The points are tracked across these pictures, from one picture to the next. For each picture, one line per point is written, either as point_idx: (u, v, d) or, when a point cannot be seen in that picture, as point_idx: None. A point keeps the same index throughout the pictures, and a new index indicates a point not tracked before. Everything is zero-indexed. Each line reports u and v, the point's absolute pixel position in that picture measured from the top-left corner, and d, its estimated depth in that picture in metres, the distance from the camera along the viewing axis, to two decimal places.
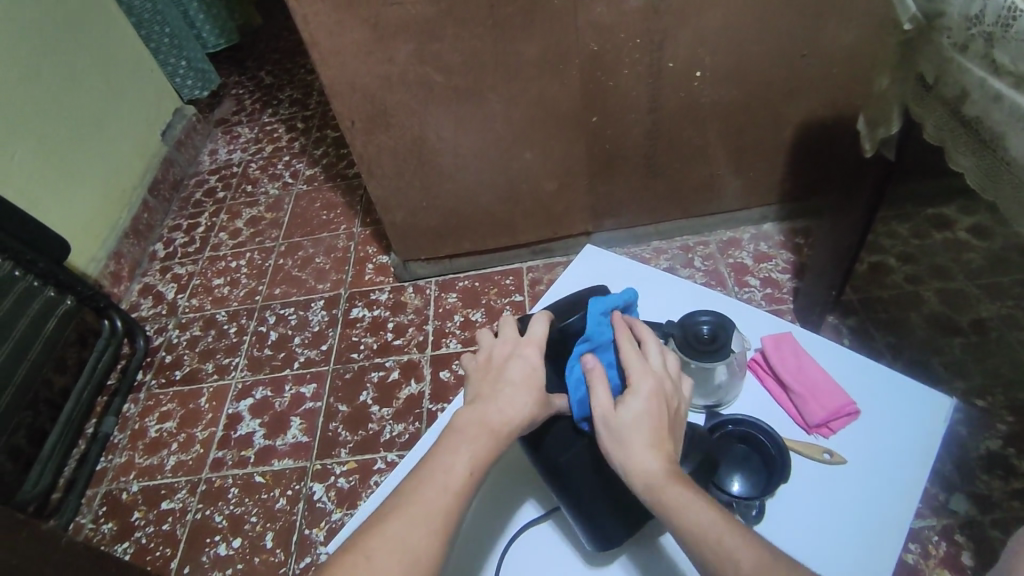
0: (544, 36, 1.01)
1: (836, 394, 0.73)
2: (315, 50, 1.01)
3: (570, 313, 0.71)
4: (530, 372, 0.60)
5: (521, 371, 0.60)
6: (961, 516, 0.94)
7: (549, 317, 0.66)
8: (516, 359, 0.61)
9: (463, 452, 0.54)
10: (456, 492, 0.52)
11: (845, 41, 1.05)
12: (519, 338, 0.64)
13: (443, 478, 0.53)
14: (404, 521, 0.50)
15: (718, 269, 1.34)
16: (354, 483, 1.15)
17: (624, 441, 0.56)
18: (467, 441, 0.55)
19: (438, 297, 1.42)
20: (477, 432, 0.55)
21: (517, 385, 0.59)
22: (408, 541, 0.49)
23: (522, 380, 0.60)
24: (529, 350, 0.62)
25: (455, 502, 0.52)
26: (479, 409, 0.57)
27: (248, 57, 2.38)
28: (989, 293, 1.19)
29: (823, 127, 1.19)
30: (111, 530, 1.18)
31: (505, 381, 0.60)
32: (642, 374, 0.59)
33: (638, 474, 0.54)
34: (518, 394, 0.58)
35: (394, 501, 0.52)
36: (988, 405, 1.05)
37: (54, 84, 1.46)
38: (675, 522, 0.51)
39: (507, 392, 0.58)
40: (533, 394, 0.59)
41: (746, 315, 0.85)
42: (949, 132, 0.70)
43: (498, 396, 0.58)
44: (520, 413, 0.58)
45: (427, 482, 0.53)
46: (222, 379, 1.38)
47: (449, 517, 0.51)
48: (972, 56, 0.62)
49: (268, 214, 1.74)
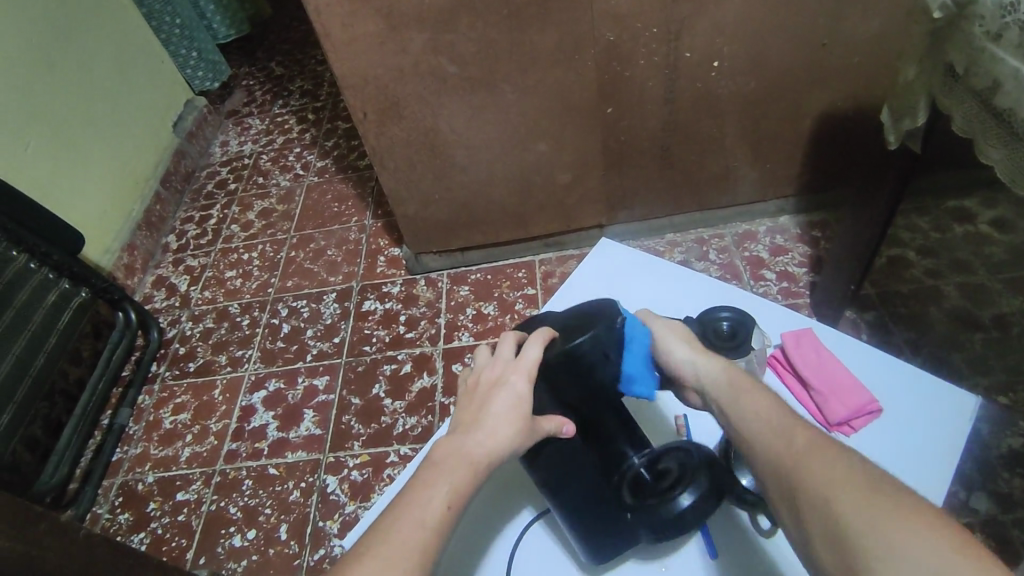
0: (560, 27, 1.00)
1: (857, 391, 0.72)
2: (327, 42, 1.00)
3: (576, 333, 0.61)
4: (516, 404, 0.58)
5: (505, 402, 0.58)
6: (981, 515, 0.93)
7: (549, 336, 0.61)
8: (503, 388, 0.59)
9: (441, 485, 0.53)
10: (435, 526, 0.51)
11: (867, 31, 1.03)
12: (511, 360, 0.61)
13: (420, 512, 0.51)
14: (376, 559, 0.49)
15: (733, 263, 1.32)
16: (367, 476, 1.16)
17: (684, 346, 0.62)
18: (445, 475, 0.53)
19: (450, 290, 1.41)
20: (456, 465, 0.54)
21: (500, 418, 0.57)
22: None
23: (504, 412, 0.57)
24: (518, 377, 0.59)
25: (432, 538, 0.50)
26: (458, 440, 0.56)
27: (259, 48, 2.37)
28: (1012, 287, 1.17)
29: (843, 118, 1.17)
30: (127, 520, 1.19)
31: (487, 412, 0.57)
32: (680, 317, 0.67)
33: (699, 369, 0.59)
34: (498, 429, 0.56)
35: (369, 538, 0.51)
36: (1010, 402, 1.03)
37: (66, 77, 1.46)
38: (739, 402, 0.54)
39: (489, 425, 0.56)
40: (516, 427, 0.57)
41: (766, 312, 0.83)
42: (979, 124, 0.68)
43: (478, 430, 0.56)
44: (508, 442, 0.56)
45: (404, 515, 0.51)
46: (235, 371, 1.38)
47: (425, 554, 0.49)
48: (1006, 46, 0.60)
49: (280, 206, 1.74)
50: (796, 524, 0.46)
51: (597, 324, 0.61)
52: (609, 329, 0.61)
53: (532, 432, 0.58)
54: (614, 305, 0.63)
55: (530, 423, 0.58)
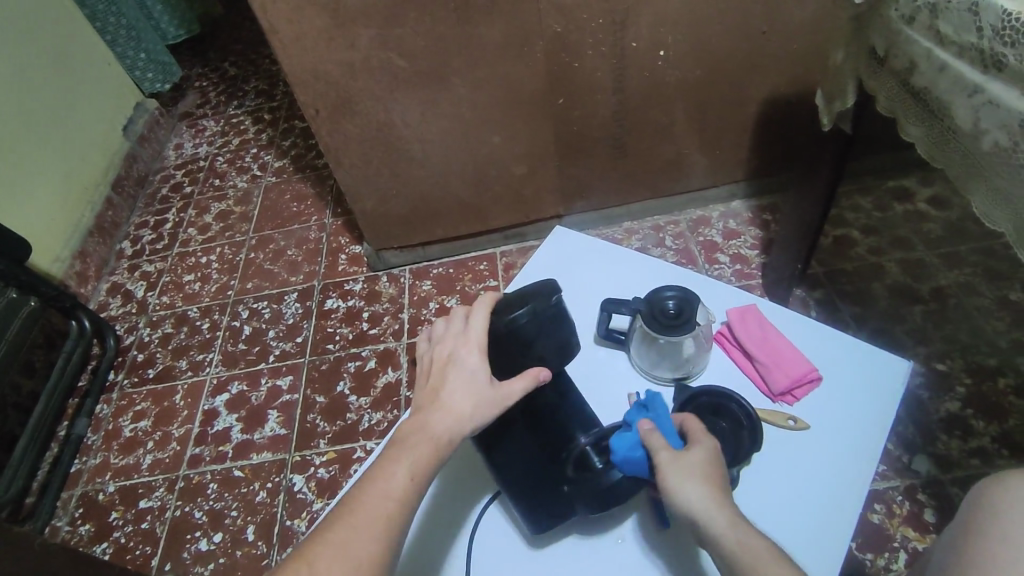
0: (508, 20, 1.01)
1: (799, 362, 0.75)
2: (275, 38, 1.00)
3: (515, 306, 0.63)
4: (472, 376, 0.59)
5: (461, 378, 0.59)
6: (923, 476, 0.98)
7: (492, 311, 0.64)
8: (455, 365, 0.60)
9: (403, 462, 0.54)
10: (403, 493, 0.53)
11: (803, 17, 1.07)
12: (460, 333, 0.63)
13: (384, 485, 0.53)
14: (347, 529, 0.51)
15: (689, 247, 1.36)
16: (334, 473, 1.16)
17: (701, 479, 0.55)
18: (409, 446, 0.55)
19: (413, 285, 1.42)
20: (420, 439, 0.56)
21: (456, 394, 0.58)
22: (351, 547, 0.50)
23: (460, 387, 0.58)
24: (469, 353, 0.61)
25: (400, 506, 0.52)
26: (423, 418, 0.57)
27: (210, 48, 2.33)
28: (948, 261, 1.23)
29: (786, 103, 1.21)
30: (89, 531, 1.17)
31: (443, 390, 0.59)
32: (706, 433, 0.60)
33: (717, 516, 0.53)
34: (459, 403, 0.57)
35: (338, 510, 0.53)
36: (947, 368, 1.09)
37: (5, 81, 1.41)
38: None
39: (445, 402, 0.58)
40: (477, 398, 0.58)
41: (713, 290, 0.86)
42: (899, 104, 0.72)
43: (438, 406, 0.57)
44: (469, 414, 0.57)
45: (369, 487, 0.53)
46: (196, 375, 1.36)
47: (394, 519, 0.52)
48: (919, 28, 0.64)
49: (237, 208, 1.71)
50: None
51: (534, 299, 0.64)
52: (546, 305, 0.64)
53: (496, 399, 0.58)
54: (553, 284, 0.66)
55: (490, 392, 0.59)
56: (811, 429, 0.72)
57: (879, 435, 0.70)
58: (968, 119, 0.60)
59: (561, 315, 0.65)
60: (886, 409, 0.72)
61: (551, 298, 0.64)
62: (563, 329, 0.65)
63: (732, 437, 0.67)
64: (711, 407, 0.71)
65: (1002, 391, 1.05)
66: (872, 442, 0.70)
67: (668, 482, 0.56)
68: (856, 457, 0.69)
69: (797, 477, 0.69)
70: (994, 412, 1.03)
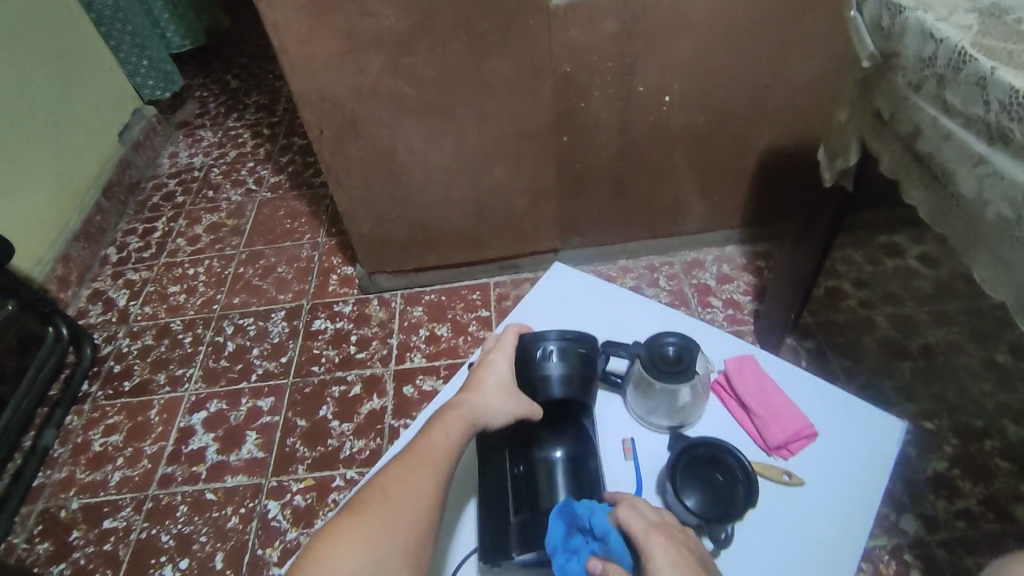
0: (518, 55, 1.02)
1: (795, 416, 0.74)
2: (284, 58, 1.00)
3: (537, 342, 0.74)
4: (500, 376, 0.71)
5: (492, 376, 0.71)
6: (910, 536, 0.98)
7: (519, 331, 0.76)
8: (489, 366, 0.72)
9: (446, 426, 0.65)
10: (446, 449, 0.64)
11: (807, 73, 1.09)
12: (495, 347, 0.75)
13: (432, 442, 0.64)
14: (403, 471, 0.62)
15: (682, 289, 1.36)
16: (311, 501, 1.12)
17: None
18: (449, 415, 0.67)
19: (403, 310, 1.40)
20: (459, 413, 0.67)
21: (487, 388, 0.69)
22: (407, 485, 0.60)
23: (491, 382, 0.70)
24: (501, 355, 0.73)
25: (443, 459, 0.63)
26: (461, 400, 0.68)
27: (214, 60, 2.33)
28: (936, 319, 1.25)
29: (785, 154, 1.23)
30: (47, 550, 1.11)
31: (478, 383, 0.70)
32: (653, 539, 0.57)
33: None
34: (490, 393, 0.69)
35: (394, 461, 0.64)
36: (935, 427, 1.09)
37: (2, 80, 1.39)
38: None
39: (480, 393, 0.69)
40: (503, 394, 0.69)
41: (711, 337, 0.86)
42: (903, 166, 0.73)
43: (471, 394, 0.69)
44: (497, 403, 0.68)
45: (419, 444, 0.64)
46: (174, 391, 1.32)
47: (440, 469, 0.62)
48: (925, 95, 0.65)
49: (230, 221, 1.69)
50: None
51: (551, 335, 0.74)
52: (559, 340, 0.73)
53: (520, 397, 0.70)
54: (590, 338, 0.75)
55: (515, 392, 0.71)
56: (805, 487, 0.71)
57: (874, 495, 0.70)
58: (972, 188, 0.61)
59: (549, 361, 0.72)
60: (880, 473, 0.71)
61: (534, 353, 0.73)
62: (550, 375, 0.71)
63: (725, 494, 0.67)
64: (707, 459, 0.70)
65: (988, 453, 1.05)
66: (867, 503, 0.69)
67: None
68: (852, 517, 0.69)
69: (792, 534, 0.68)
70: (979, 473, 1.03)
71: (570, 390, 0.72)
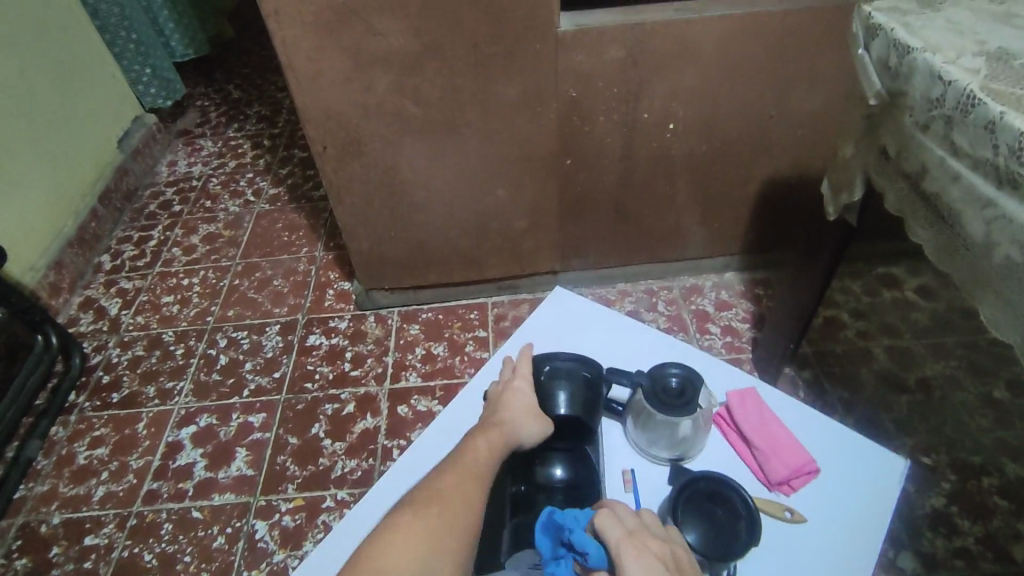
0: (525, 78, 1.02)
1: (797, 452, 0.73)
2: (291, 74, 0.99)
3: (542, 364, 0.77)
4: (528, 397, 0.72)
5: (520, 396, 0.72)
6: (907, 574, 0.97)
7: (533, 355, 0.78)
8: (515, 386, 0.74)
9: (486, 441, 0.67)
10: (487, 464, 0.65)
11: (810, 106, 1.10)
12: (512, 370, 0.77)
13: (473, 456, 0.65)
14: (452, 478, 0.62)
15: (681, 315, 1.36)
16: (300, 522, 1.10)
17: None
18: (481, 434, 0.68)
19: (400, 328, 1.39)
20: (496, 429, 0.68)
21: (518, 408, 0.71)
22: (457, 492, 0.61)
23: (519, 402, 0.72)
24: (521, 375, 0.75)
25: (486, 472, 0.64)
26: (494, 419, 0.69)
27: (217, 69, 2.33)
28: (934, 352, 1.25)
29: (787, 184, 1.24)
30: (25, 566, 1.08)
31: (509, 403, 0.71)
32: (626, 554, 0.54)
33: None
34: (519, 411, 0.70)
35: (437, 471, 0.64)
36: (933, 462, 1.09)
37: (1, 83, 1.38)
38: None
39: (512, 412, 0.70)
40: (533, 414, 0.71)
41: (714, 368, 0.85)
42: (909, 205, 0.73)
43: (499, 414, 0.70)
44: (528, 421, 0.70)
45: (462, 456, 0.65)
46: (163, 404, 1.30)
47: (483, 482, 0.63)
48: (932, 135, 0.66)
49: (227, 231, 1.68)
50: None
51: (556, 356, 0.77)
52: (565, 361, 0.76)
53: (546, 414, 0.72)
54: (590, 360, 0.77)
55: (541, 409, 0.72)
56: (808, 525, 0.70)
57: (877, 534, 0.69)
58: (980, 231, 0.62)
59: (555, 379, 0.74)
60: (882, 513, 0.70)
61: (540, 371, 0.76)
62: (557, 393, 0.73)
63: (727, 530, 0.66)
64: (709, 493, 0.69)
65: (986, 490, 1.05)
66: (870, 543, 0.68)
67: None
68: (856, 556, 0.67)
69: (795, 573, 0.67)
70: (977, 511, 1.02)
71: (573, 407, 0.73)
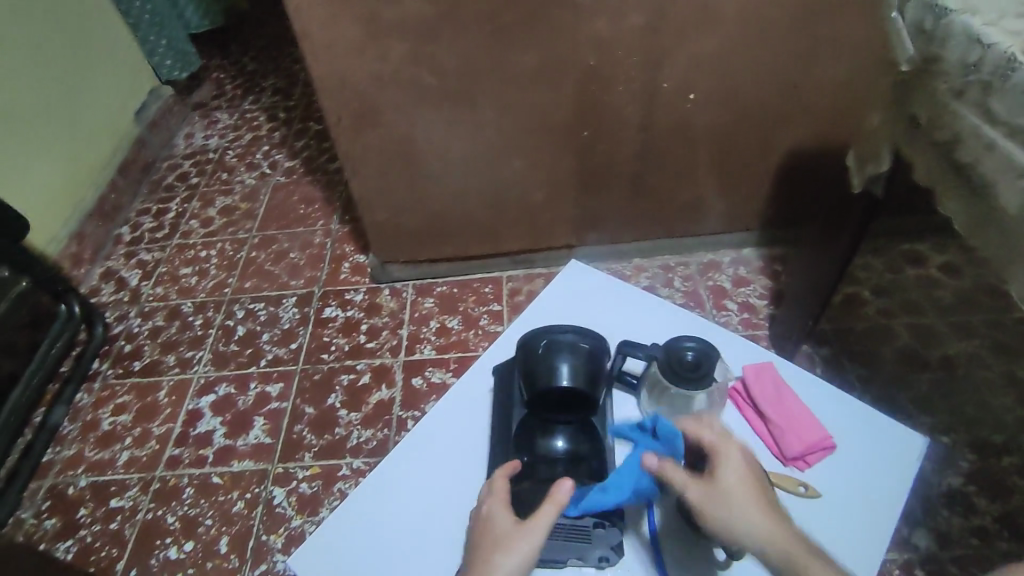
0: (543, 47, 1.00)
1: (814, 428, 0.73)
2: (306, 43, 0.98)
3: (538, 339, 0.73)
4: (501, 527, 0.60)
5: (494, 529, 0.60)
6: (922, 551, 0.96)
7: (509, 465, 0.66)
8: (489, 516, 0.62)
9: None
10: None
11: (837, 74, 1.07)
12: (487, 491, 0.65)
13: None
14: None
15: (697, 291, 1.34)
16: (317, 489, 1.12)
17: (739, 504, 0.56)
18: None
19: (415, 301, 1.39)
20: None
21: (493, 547, 0.58)
22: None
23: (493, 537, 0.59)
24: (494, 497, 0.63)
25: None
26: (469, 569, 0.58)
27: (232, 41, 2.32)
28: (957, 330, 1.22)
29: (809, 157, 1.21)
30: (54, 526, 1.12)
31: (483, 544, 0.59)
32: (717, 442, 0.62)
33: (769, 543, 0.54)
34: (491, 551, 0.58)
35: None
36: (952, 441, 1.07)
37: (14, 53, 1.37)
38: None
39: (486, 554, 0.58)
40: (507, 547, 0.58)
41: (728, 343, 0.84)
42: (939, 177, 0.71)
43: (474, 557, 0.59)
44: (503, 560, 0.57)
45: None
46: (183, 373, 1.32)
47: None
48: (967, 103, 0.63)
49: (243, 204, 1.69)
50: None
51: (552, 331, 0.74)
52: (564, 335, 0.73)
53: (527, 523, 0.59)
54: (590, 334, 0.74)
55: (517, 528, 0.59)
56: (821, 500, 0.69)
57: (892, 511, 0.68)
58: (1015, 203, 0.59)
59: (555, 352, 0.71)
60: (897, 492, 0.70)
61: (537, 345, 0.73)
62: (558, 365, 0.71)
63: None
64: None
65: (1005, 469, 1.03)
66: (885, 518, 0.68)
67: (710, 518, 0.57)
68: (870, 532, 0.67)
69: None
70: (996, 490, 1.01)
71: (576, 379, 0.70)
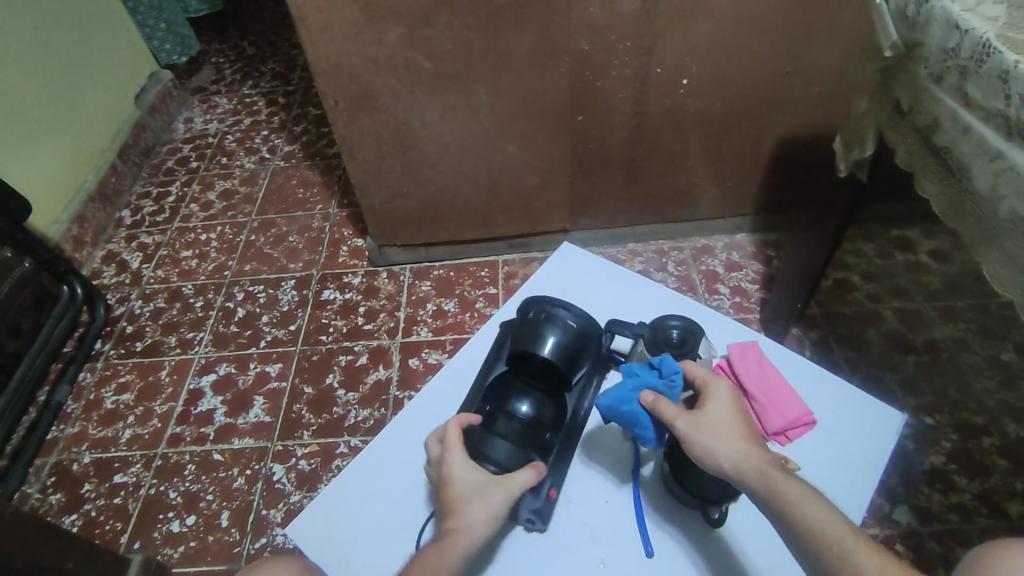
0: (537, 31, 1.01)
1: (795, 404, 0.75)
2: (303, 27, 0.99)
3: (531, 309, 0.76)
4: (473, 481, 0.64)
5: (465, 485, 0.63)
6: (902, 527, 0.99)
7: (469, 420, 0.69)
8: (455, 471, 0.65)
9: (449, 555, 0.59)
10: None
11: (829, 60, 1.08)
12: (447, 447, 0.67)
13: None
14: None
15: (690, 275, 1.36)
16: (315, 466, 1.14)
17: (722, 433, 0.60)
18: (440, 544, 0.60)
19: (412, 284, 1.41)
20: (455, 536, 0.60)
21: (469, 499, 0.62)
22: None
23: (468, 492, 0.63)
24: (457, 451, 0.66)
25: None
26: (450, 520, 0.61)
27: (231, 26, 2.32)
28: (944, 314, 1.24)
29: (801, 144, 1.22)
30: (59, 501, 1.15)
31: (458, 497, 0.63)
32: (711, 378, 0.65)
33: (748, 465, 0.58)
34: (469, 502, 0.62)
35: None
36: (935, 422, 1.10)
37: (10, 44, 1.36)
38: (793, 512, 0.54)
39: (465, 506, 0.62)
40: (484, 500, 0.62)
41: (716, 323, 0.86)
42: (918, 160, 0.73)
43: (452, 508, 0.62)
44: (483, 511, 0.61)
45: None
46: (184, 353, 1.35)
47: None
48: (945, 87, 0.65)
49: (242, 188, 1.70)
50: (785, 527, 0.55)
51: (549, 301, 0.77)
52: (558, 306, 0.76)
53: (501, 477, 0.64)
54: (579, 309, 0.76)
55: (488, 481, 0.64)
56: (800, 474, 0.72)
57: (869, 484, 0.71)
58: (986, 184, 0.61)
59: (546, 322, 0.74)
60: (874, 466, 0.72)
61: (528, 313, 0.76)
62: (545, 332, 0.73)
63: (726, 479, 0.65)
64: None
65: (985, 449, 1.06)
66: (861, 491, 0.70)
67: (696, 442, 0.60)
68: (846, 504, 0.70)
69: None
70: (976, 470, 1.04)
71: (558, 350, 0.72)
